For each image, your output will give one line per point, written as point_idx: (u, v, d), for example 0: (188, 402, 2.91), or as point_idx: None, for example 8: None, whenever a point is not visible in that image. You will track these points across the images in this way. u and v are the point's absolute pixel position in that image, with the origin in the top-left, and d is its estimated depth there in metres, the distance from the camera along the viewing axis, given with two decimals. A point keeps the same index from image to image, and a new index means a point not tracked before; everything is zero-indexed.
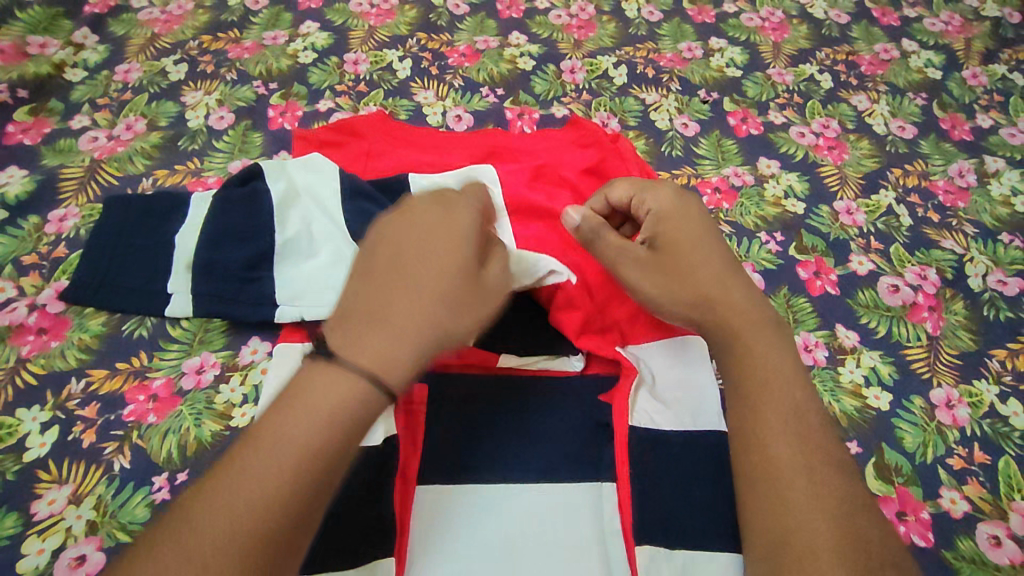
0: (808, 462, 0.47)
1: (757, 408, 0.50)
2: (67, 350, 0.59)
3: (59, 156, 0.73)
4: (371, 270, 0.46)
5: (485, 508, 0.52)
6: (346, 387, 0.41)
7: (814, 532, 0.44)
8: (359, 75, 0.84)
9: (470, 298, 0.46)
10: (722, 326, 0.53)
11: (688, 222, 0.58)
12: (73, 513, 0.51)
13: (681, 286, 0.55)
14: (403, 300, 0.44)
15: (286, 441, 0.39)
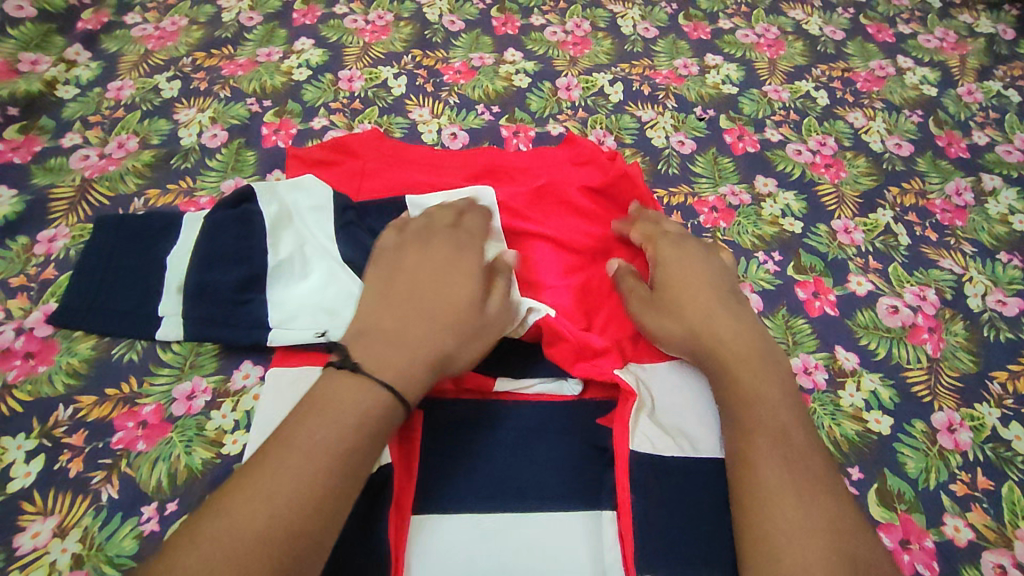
0: (797, 482, 0.48)
1: (745, 432, 0.51)
2: (55, 375, 0.58)
3: (50, 175, 0.72)
4: (395, 296, 0.56)
5: (482, 539, 0.51)
6: (371, 396, 0.48)
7: (804, 550, 0.45)
8: (354, 93, 0.83)
9: (469, 322, 0.54)
10: (709, 355, 0.56)
11: (689, 265, 0.62)
12: (58, 546, 0.50)
13: (678, 321, 0.58)
14: (418, 322, 0.53)
15: (340, 407, 0.47)
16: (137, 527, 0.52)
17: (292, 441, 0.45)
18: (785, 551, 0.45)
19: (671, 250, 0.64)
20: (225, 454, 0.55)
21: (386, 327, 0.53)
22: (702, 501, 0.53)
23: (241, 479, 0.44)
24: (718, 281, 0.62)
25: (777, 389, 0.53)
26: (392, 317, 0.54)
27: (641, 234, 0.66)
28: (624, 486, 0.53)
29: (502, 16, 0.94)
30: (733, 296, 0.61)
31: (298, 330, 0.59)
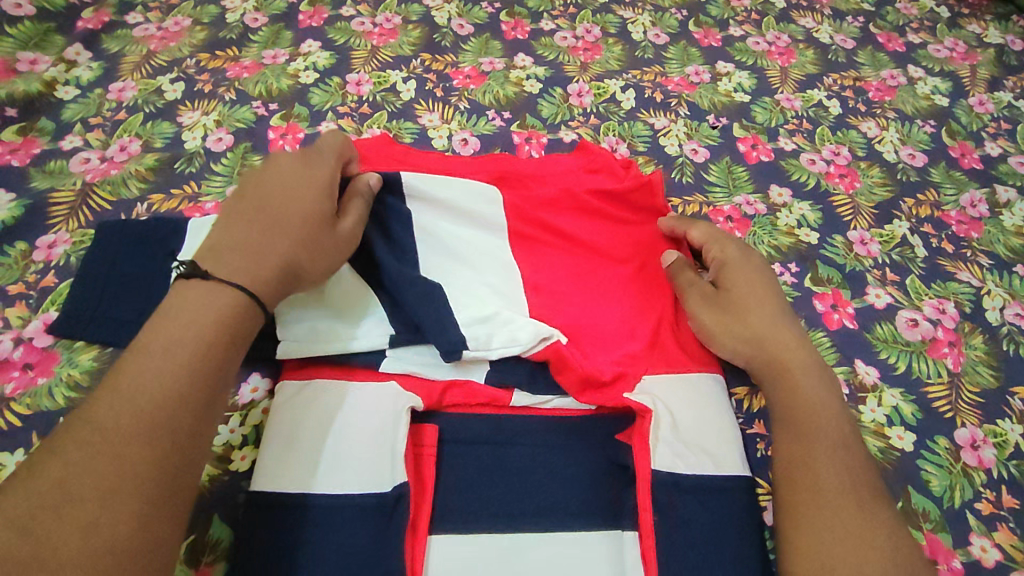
0: (857, 491, 0.50)
1: (808, 442, 0.53)
2: (55, 387, 0.56)
3: (49, 179, 0.70)
4: (242, 209, 0.50)
5: (502, 559, 0.49)
6: (222, 298, 0.44)
7: (861, 556, 0.46)
8: (362, 97, 0.82)
9: (321, 239, 0.51)
10: (774, 360, 0.58)
11: (754, 274, 0.64)
12: None
13: (740, 323, 0.60)
14: (277, 228, 0.49)
15: (192, 319, 0.42)
16: None
17: (137, 370, 0.40)
18: (841, 554, 0.46)
19: (738, 253, 0.66)
20: (233, 471, 0.53)
21: (242, 228, 0.48)
22: (728, 520, 0.51)
23: (98, 403, 0.39)
24: (775, 293, 0.64)
25: (836, 400, 0.56)
26: (248, 218, 0.49)
27: (702, 235, 0.67)
28: (647, 506, 0.52)
29: (511, 21, 0.93)
30: (788, 308, 0.63)
31: (313, 339, 0.55)
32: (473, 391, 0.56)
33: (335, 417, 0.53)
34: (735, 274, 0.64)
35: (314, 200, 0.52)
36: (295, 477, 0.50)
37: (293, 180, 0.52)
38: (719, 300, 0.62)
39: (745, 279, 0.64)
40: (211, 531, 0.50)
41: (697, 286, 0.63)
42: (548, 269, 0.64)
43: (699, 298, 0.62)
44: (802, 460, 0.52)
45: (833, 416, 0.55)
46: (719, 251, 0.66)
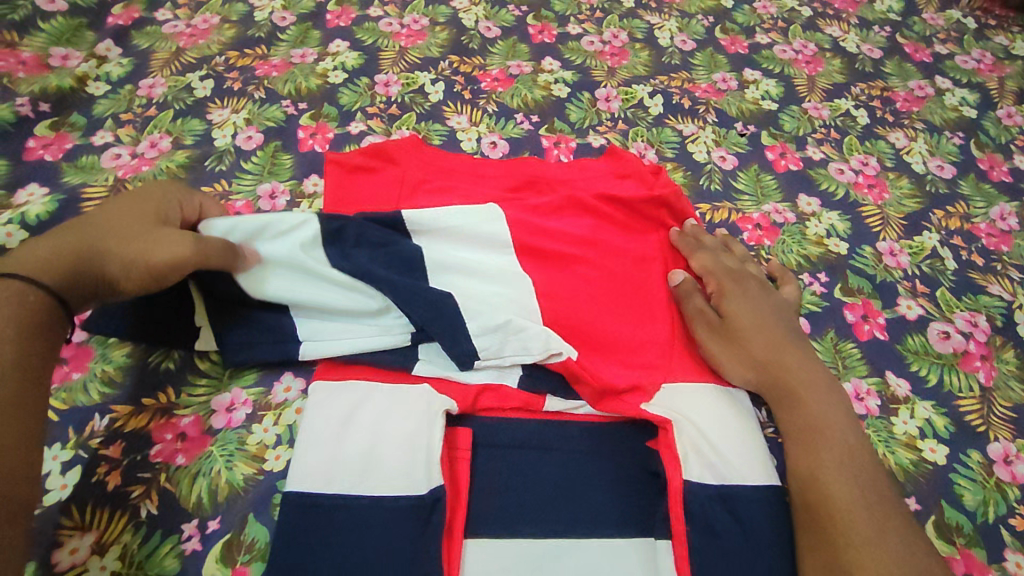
0: (866, 498, 0.50)
1: (830, 461, 0.52)
2: (90, 383, 0.55)
3: (81, 174, 0.70)
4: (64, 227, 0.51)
5: (537, 564, 0.49)
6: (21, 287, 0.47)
7: (875, 561, 0.47)
8: (391, 98, 0.82)
9: (143, 237, 0.50)
10: (780, 382, 0.58)
11: (754, 296, 0.64)
12: (96, 564, 0.47)
13: (745, 348, 0.60)
14: (98, 225, 0.51)
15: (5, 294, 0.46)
16: (178, 545, 0.49)
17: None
18: (855, 562, 0.47)
19: (735, 277, 0.66)
20: (268, 470, 0.53)
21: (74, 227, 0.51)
22: (763, 531, 0.51)
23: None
24: (780, 318, 0.63)
25: (841, 413, 0.56)
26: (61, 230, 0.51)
27: (702, 262, 0.67)
28: (684, 514, 0.51)
29: (538, 24, 0.94)
30: (799, 331, 0.63)
31: (332, 341, 0.57)
32: (504, 395, 0.56)
33: (369, 420, 0.53)
34: (734, 298, 0.64)
35: (142, 215, 0.52)
36: (332, 480, 0.50)
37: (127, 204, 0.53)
38: (723, 327, 0.62)
39: (745, 302, 0.64)
40: (248, 531, 0.50)
41: (704, 310, 0.63)
42: (577, 275, 0.64)
43: (703, 325, 0.62)
44: (829, 480, 0.51)
45: (837, 427, 0.55)
46: (718, 274, 0.66)
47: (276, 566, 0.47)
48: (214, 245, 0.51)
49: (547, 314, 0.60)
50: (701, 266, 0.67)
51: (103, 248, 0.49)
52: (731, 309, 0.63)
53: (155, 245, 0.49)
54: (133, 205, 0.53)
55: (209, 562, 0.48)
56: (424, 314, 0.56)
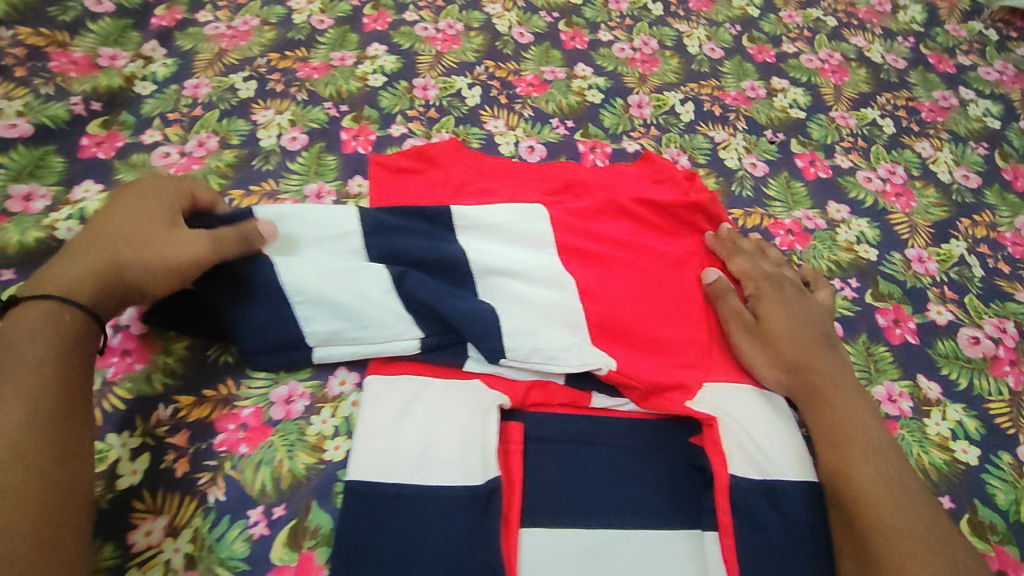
0: (892, 490, 0.52)
1: (860, 460, 0.54)
2: (153, 374, 0.59)
3: (133, 172, 0.72)
4: (81, 247, 0.54)
5: (591, 554, 0.51)
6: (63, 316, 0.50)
7: (902, 549, 0.49)
8: (429, 101, 0.84)
9: (161, 242, 0.54)
10: (808, 381, 0.60)
11: (788, 300, 0.67)
12: (171, 546, 0.51)
13: (778, 349, 0.62)
14: (107, 236, 0.54)
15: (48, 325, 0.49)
16: (245, 529, 0.52)
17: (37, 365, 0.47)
18: (883, 549, 0.49)
19: (771, 281, 0.68)
20: (328, 460, 0.56)
21: (84, 244, 0.54)
22: (806, 525, 0.53)
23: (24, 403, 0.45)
24: (815, 324, 0.65)
25: (867, 410, 0.58)
26: (81, 250, 0.53)
27: (740, 266, 0.70)
28: (730, 507, 0.53)
29: (570, 31, 0.96)
30: (834, 336, 0.65)
31: (345, 346, 0.59)
32: (551, 392, 0.58)
33: (423, 414, 0.56)
34: (767, 301, 0.67)
35: (152, 221, 0.55)
36: (390, 470, 0.53)
37: (134, 212, 0.56)
38: (757, 330, 0.64)
39: (779, 305, 0.66)
40: (311, 518, 0.53)
41: (739, 312, 0.65)
42: (618, 276, 0.67)
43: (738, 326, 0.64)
44: (864, 487, 0.52)
45: (863, 423, 0.57)
46: (752, 279, 0.69)
47: (342, 550, 0.50)
48: (229, 240, 0.56)
49: (591, 316, 0.62)
50: (738, 270, 0.70)
51: (120, 263, 0.53)
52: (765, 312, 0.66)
53: (176, 251, 0.54)
54: (134, 211, 0.56)
55: (277, 546, 0.51)
56: (456, 313, 0.58)
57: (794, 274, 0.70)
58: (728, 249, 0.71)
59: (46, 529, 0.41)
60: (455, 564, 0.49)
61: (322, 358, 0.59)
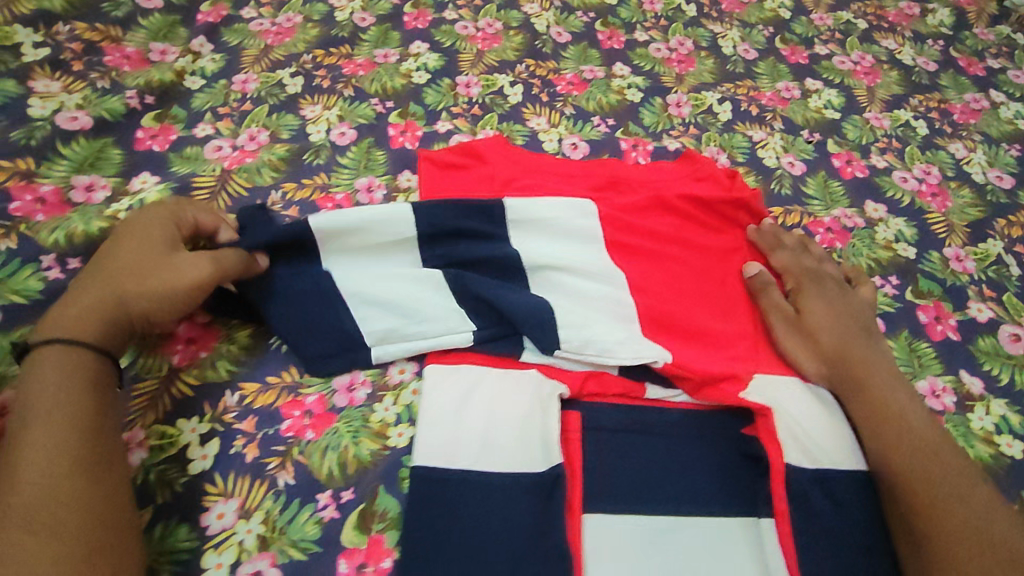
0: (932, 474, 0.54)
1: (900, 448, 0.56)
2: (218, 361, 0.61)
3: (188, 164, 0.74)
4: (86, 282, 0.57)
5: (652, 539, 0.54)
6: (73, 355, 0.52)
7: (947, 530, 0.51)
8: (472, 98, 0.85)
9: (164, 271, 0.57)
10: (847, 371, 0.62)
11: (829, 295, 0.68)
12: (243, 527, 0.53)
13: (819, 341, 0.64)
14: (110, 272, 0.57)
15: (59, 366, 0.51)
16: (316, 513, 0.54)
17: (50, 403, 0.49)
18: (928, 533, 0.51)
19: (812, 276, 0.70)
20: (393, 446, 0.58)
21: (89, 280, 0.57)
22: (855, 514, 0.55)
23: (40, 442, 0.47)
24: (856, 317, 0.67)
25: (905, 398, 0.60)
26: (87, 286, 0.56)
27: (781, 260, 0.71)
28: (786, 494, 0.56)
29: (607, 30, 0.97)
30: (875, 329, 0.67)
31: (400, 344, 0.61)
32: (607, 383, 0.61)
33: (484, 402, 0.59)
34: (808, 296, 0.68)
35: (156, 251, 0.58)
36: (459, 456, 0.56)
37: (136, 244, 0.59)
38: (799, 323, 0.66)
39: (820, 299, 0.68)
40: (379, 503, 0.55)
41: (781, 305, 0.67)
42: (666, 271, 0.68)
43: (779, 318, 0.66)
44: (897, 469, 0.55)
45: (902, 409, 0.59)
46: (792, 274, 0.70)
47: (413, 534, 0.52)
48: (227, 258, 0.59)
49: (641, 312, 0.65)
50: (779, 265, 0.71)
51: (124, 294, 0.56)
52: (806, 306, 0.67)
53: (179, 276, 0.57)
54: (134, 245, 0.58)
55: (347, 529, 0.54)
56: (514, 308, 0.60)
57: (834, 269, 0.72)
58: (771, 245, 0.73)
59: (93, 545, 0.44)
60: (520, 546, 0.52)
61: (380, 356, 0.61)
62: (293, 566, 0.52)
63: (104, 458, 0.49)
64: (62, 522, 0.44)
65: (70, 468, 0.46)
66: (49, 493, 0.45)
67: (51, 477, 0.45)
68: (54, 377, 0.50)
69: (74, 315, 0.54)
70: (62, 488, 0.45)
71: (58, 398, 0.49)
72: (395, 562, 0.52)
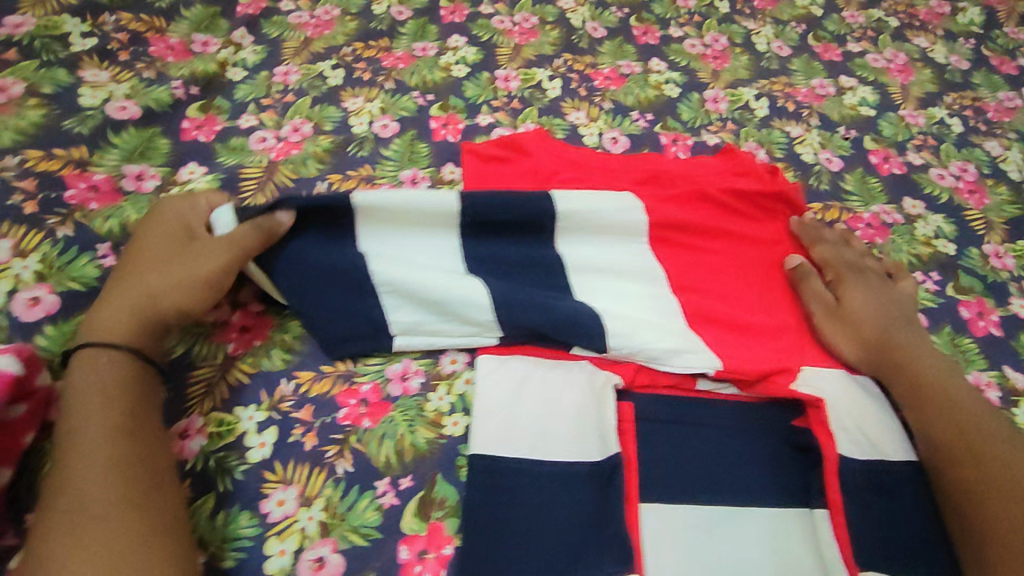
0: (972, 456, 0.56)
1: (940, 432, 0.59)
2: (272, 350, 0.62)
3: (234, 155, 0.74)
4: (118, 285, 0.58)
5: (707, 529, 0.56)
6: (111, 362, 0.53)
7: (986, 509, 0.53)
8: (512, 92, 0.86)
9: (189, 265, 0.58)
10: (886, 359, 0.64)
11: (869, 286, 0.69)
12: (305, 514, 0.54)
13: (860, 331, 0.65)
14: (138, 274, 0.58)
15: (97, 372, 0.53)
16: (375, 500, 0.55)
17: (94, 408, 0.51)
18: (970, 514, 0.54)
19: (853, 267, 0.71)
20: (448, 435, 0.59)
21: (120, 283, 0.58)
22: (902, 506, 0.58)
23: (81, 442, 0.49)
24: (898, 307, 0.68)
25: (945, 383, 0.61)
26: (120, 288, 0.58)
27: (823, 252, 0.72)
28: (837, 485, 0.58)
29: (642, 26, 0.97)
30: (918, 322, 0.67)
31: (425, 339, 0.62)
32: (657, 374, 0.62)
33: (537, 395, 0.60)
34: (848, 286, 0.69)
35: (182, 249, 0.60)
36: (517, 446, 0.57)
37: (163, 245, 0.60)
38: (840, 311, 0.67)
39: (860, 290, 0.69)
40: (437, 491, 0.56)
41: (822, 294, 0.68)
42: (711, 268, 0.69)
43: (820, 307, 0.67)
44: (938, 454, 0.58)
45: (943, 394, 0.61)
46: (832, 263, 0.71)
47: (476, 523, 0.53)
48: (245, 236, 0.58)
49: (685, 307, 0.66)
50: (822, 255, 0.72)
51: (152, 291, 0.57)
52: (846, 294, 0.68)
53: (205, 266, 0.58)
54: (160, 247, 0.60)
55: (407, 517, 0.54)
56: (563, 313, 0.61)
57: (877, 263, 0.73)
58: (811, 237, 0.73)
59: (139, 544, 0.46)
60: (579, 536, 0.54)
61: (400, 346, 0.62)
62: (356, 552, 0.52)
63: (141, 458, 0.50)
64: (101, 530, 0.45)
65: (105, 474, 0.48)
66: (85, 501, 0.46)
67: (88, 485, 0.47)
68: (92, 385, 0.52)
69: (105, 317, 0.56)
70: (98, 496, 0.47)
71: (93, 406, 0.51)
72: (456, 548, 0.53)
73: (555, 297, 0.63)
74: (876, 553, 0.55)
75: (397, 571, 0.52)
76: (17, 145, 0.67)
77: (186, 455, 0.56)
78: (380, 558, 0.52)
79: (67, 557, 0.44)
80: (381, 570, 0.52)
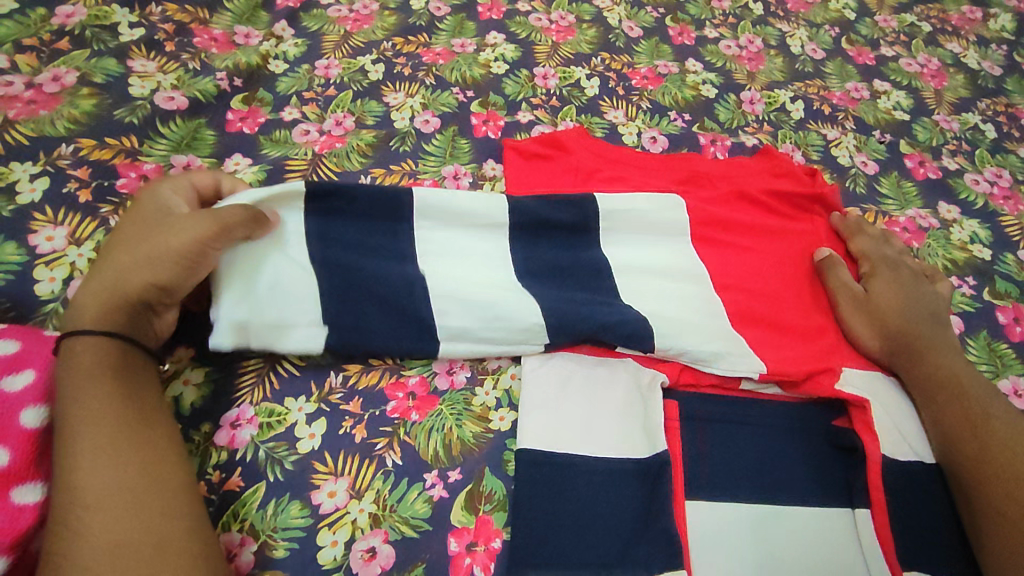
0: (974, 442, 0.58)
1: (946, 420, 0.60)
2: None
3: (279, 147, 0.74)
4: (98, 263, 0.54)
5: (752, 526, 0.56)
6: (95, 346, 0.50)
7: (987, 494, 0.56)
8: (550, 90, 0.86)
9: (164, 234, 0.53)
10: (908, 349, 0.65)
11: (900, 282, 0.70)
12: (356, 506, 0.54)
13: (884, 322, 0.66)
14: (117, 249, 0.54)
15: (82, 355, 0.49)
16: (425, 492, 0.55)
17: (81, 392, 0.48)
18: (973, 498, 0.57)
19: (886, 263, 0.71)
20: (495, 430, 0.59)
21: (102, 261, 0.54)
22: (938, 508, 0.59)
23: (69, 431, 0.46)
24: (928, 304, 0.68)
25: (959, 373, 0.63)
26: (100, 266, 0.54)
27: (860, 247, 0.73)
28: (881, 484, 0.58)
29: (677, 26, 0.97)
30: (948, 322, 0.68)
31: (471, 345, 0.61)
32: (700, 375, 0.63)
33: (584, 392, 0.60)
34: (878, 280, 0.70)
35: (160, 221, 0.55)
36: (563, 441, 0.58)
37: (144, 218, 0.56)
38: (867, 301, 0.68)
39: (889, 283, 0.70)
40: (485, 484, 0.56)
41: (848, 284, 0.69)
42: (754, 267, 0.70)
43: (847, 297, 0.68)
44: (946, 441, 0.60)
45: (952, 382, 0.62)
46: (865, 259, 0.72)
47: (525, 516, 0.54)
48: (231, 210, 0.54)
49: (730, 306, 0.67)
50: (859, 250, 0.73)
51: (128, 266, 0.52)
52: (873, 286, 0.70)
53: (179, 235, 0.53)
54: (141, 221, 0.56)
55: (456, 510, 0.55)
56: (607, 315, 0.61)
57: (915, 261, 0.73)
58: (848, 237, 0.74)
59: (141, 534, 0.43)
60: (628, 530, 0.54)
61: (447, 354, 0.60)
62: (407, 544, 0.53)
63: (132, 442, 0.47)
64: (96, 520, 0.43)
65: (96, 461, 0.45)
66: (77, 493, 0.44)
67: (79, 475, 0.44)
68: (67, 374, 0.48)
69: (80, 298, 0.52)
70: (89, 485, 0.44)
71: (78, 390, 0.48)
72: (506, 542, 0.54)
73: (599, 300, 0.63)
74: (915, 551, 0.57)
75: (447, 564, 0.52)
76: (70, 133, 0.67)
77: (236, 444, 0.55)
78: (430, 550, 0.53)
79: (65, 548, 0.42)
80: (431, 561, 0.52)
